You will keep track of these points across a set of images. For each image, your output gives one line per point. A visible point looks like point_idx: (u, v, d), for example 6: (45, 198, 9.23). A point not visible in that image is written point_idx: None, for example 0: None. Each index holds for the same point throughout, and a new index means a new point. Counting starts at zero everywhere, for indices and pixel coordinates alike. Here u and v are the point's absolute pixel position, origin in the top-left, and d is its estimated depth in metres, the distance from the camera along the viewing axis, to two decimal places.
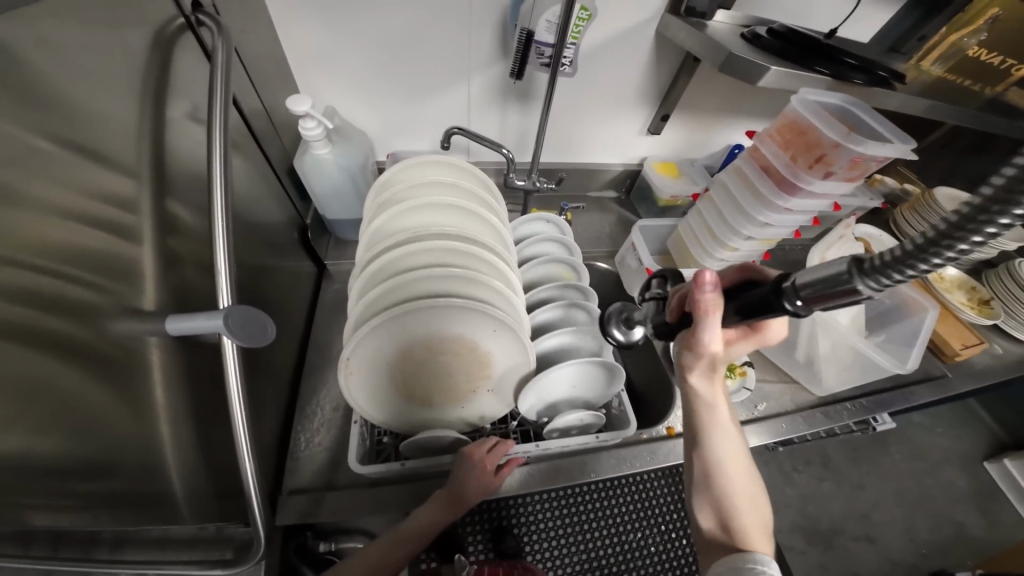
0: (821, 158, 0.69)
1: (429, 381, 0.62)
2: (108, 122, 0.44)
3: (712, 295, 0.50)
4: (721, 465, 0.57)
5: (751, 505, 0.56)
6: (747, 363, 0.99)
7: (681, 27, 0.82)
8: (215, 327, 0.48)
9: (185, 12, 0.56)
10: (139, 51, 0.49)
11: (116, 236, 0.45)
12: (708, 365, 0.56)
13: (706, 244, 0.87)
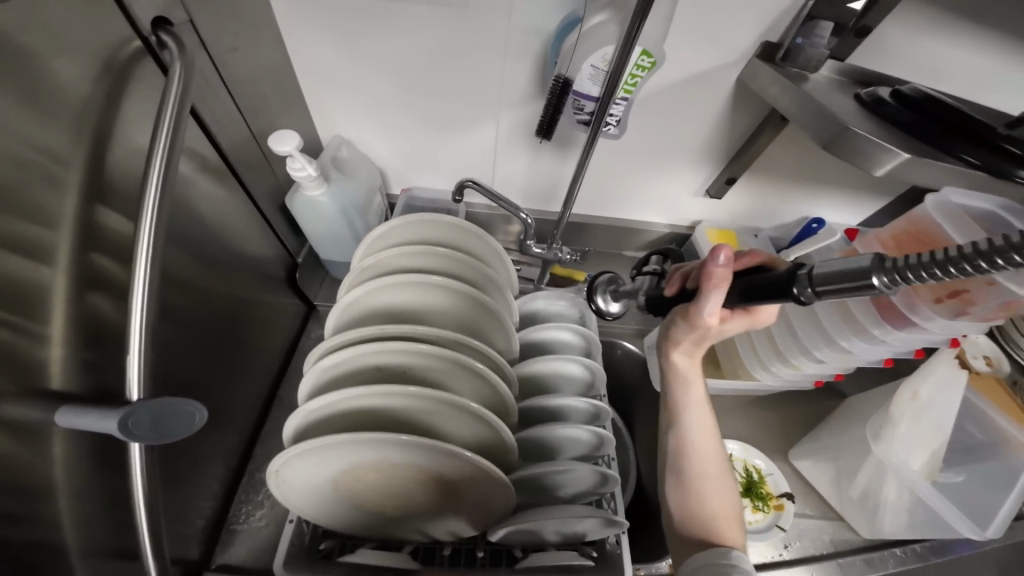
0: (961, 295, 0.48)
1: (383, 497, 0.52)
2: (18, 172, 0.35)
3: (724, 268, 0.45)
4: (688, 437, 0.55)
5: (717, 489, 0.53)
6: (786, 495, 0.78)
7: (772, 79, 0.65)
8: (110, 431, 0.38)
9: (145, 33, 0.44)
10: (85, 81, 0.39)
11: (7, 304, 0.35)
12: (695, 349, 0.53)
13: (761, 353, 0.68)
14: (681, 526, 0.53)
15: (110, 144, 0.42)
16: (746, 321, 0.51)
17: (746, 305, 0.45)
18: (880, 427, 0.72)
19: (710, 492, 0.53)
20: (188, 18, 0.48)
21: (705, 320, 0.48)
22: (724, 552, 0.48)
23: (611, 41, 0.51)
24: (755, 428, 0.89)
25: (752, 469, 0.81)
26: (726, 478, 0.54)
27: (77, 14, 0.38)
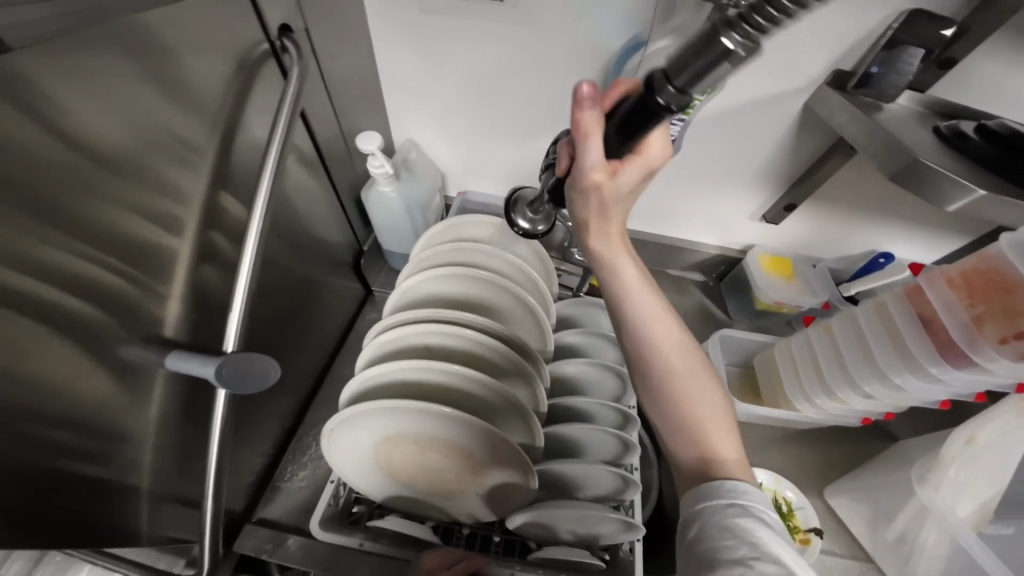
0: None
1: (416, 470, 0.56)
2: (167, 146, 0.43)
3: (590, 110, 0.43)
4: (658, 358, 0.50)
5: (704, 406, 0.49)
6: (814, 528, 0.74)
7: (842, 107, 0.64)
8: (207, 375, 0.46)
9: (271, 37, 0.52)
10: (223, 75, 0.47)
11: (145, 257, 0.44)
12: (604, 216, 0.48)
13: (806, 385, 0.67)
14: (683, 469, 0.48)
15: (234, 126, 0.51)
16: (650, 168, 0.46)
17: (630, 137, 0.41)
18: (926, 470, 0.66)
19: (695, 410, 0.48)
20: (305, 28, 0.56)
21: (588, 176, 0.44)
22: (710, 514, 0.43)
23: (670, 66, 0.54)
24: (793, 465, 0.85)
25: (781, 500, 0.77)
26: (703, 373, 0.50)
27: (226, 20, 0.46)
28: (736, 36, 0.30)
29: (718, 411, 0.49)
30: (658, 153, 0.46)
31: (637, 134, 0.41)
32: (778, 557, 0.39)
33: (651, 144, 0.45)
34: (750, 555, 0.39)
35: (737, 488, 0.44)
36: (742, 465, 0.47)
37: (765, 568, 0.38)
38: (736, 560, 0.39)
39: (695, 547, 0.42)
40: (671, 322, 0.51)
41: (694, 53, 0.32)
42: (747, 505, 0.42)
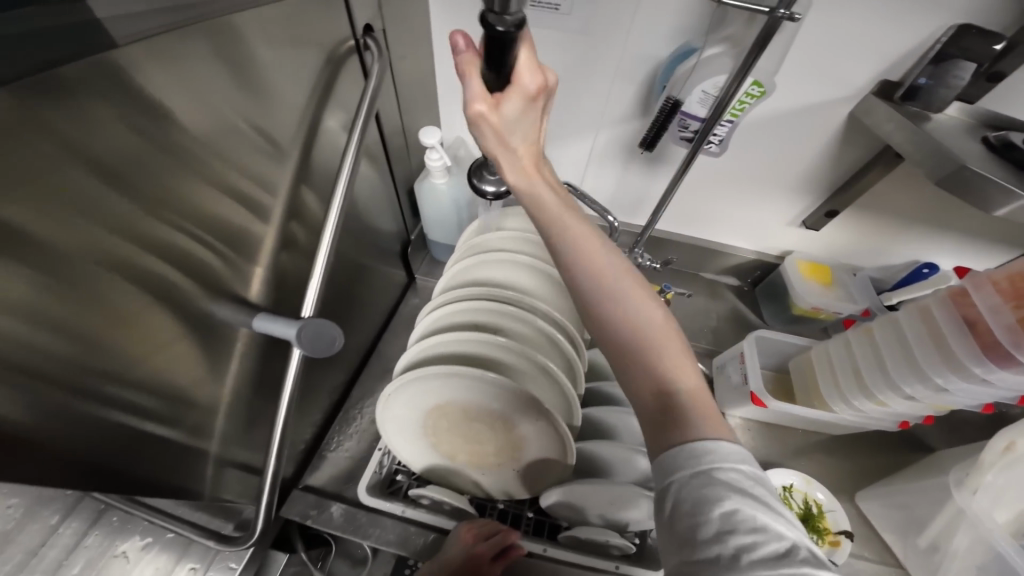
0: None
1: (459, 442, 0.59)
2: (267, 123, 0.48)
3: (466, 51, 0.41)
4: (591, 285, 0.42)
5: (650, 332, 0.40)
6: (845, 531, 0.74)
7: (889, 116, 0.65)
8: (288, 335, 0.50)
9: (357, 35, 0.58)
10: (315, 67, 0.53)
11: (240, 224, 0.49)
12: (507, 150, 0.47)
13: (845, 387, 0.68)
14: (646, 417, 0.38)
15: (318, 114, 0.56)
16: (528, 95, 0.43)
17: (500, 68, 0.39)
18: (965, 475, 0.66)
19: (642, 341, 0.39)
20: (383, 29, 0.62)
21: (470, 109, 0.42)
22: (678, 486, 0.35)
23: (722, 71, 0.57)
24: (827, 473, 0.84)
25: (811, 502, 0.77)
26: (643, 294, 0.41)
27: (321, 20, 0.52)
28: None
29: (668, 336, 0.40)
30: (534, 77, 0.42)
31: (505, 62, 0.38)
32: (753, 517, 0.32)
33: (527, 63, 0.42)
34: (726, 526, 0.32)
35: (704, 444, 0.35)
36: (704, 394, 0.38)
37: (744, 539, 0.32)
38: (712, 538, 0.32)
39: (671, 529, 0.34)
40: (595, 240, 0.44)
41: None
42: (717, 462, 0.34)
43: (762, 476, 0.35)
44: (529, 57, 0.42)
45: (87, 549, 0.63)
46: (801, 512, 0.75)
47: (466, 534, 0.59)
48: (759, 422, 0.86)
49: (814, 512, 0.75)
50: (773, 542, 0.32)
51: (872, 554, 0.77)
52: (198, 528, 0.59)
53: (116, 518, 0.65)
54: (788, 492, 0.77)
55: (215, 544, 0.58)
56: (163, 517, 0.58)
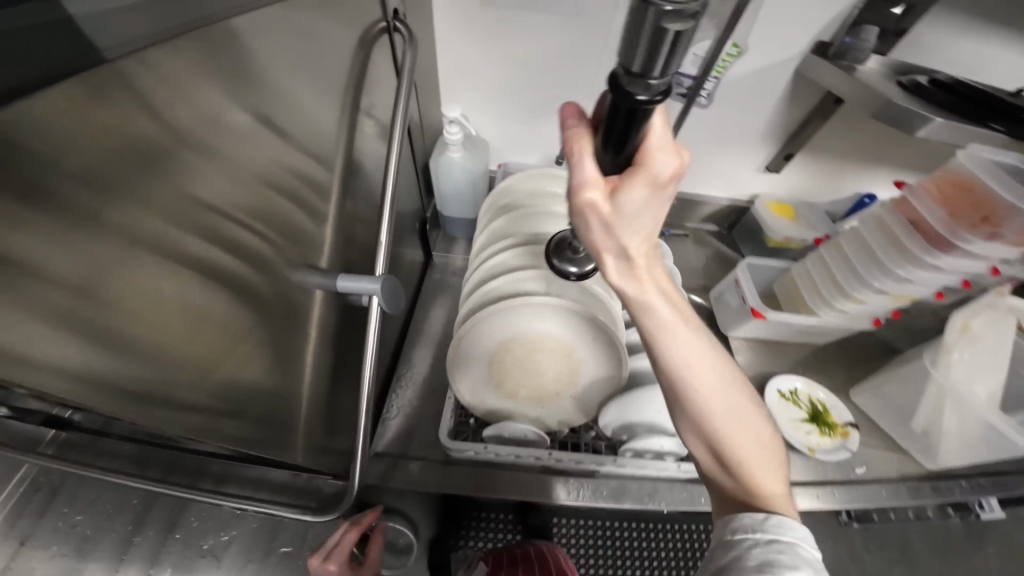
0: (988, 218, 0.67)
1: (525, 377, 0.66)
2: (324, 98, 0.52)
3: (578, 129, 0.40)
4: (704, 392, 0.47)
5: (754, 441, 0.47)
6: (850, 423, 0.90)
7: (830, 70, 0.79)
8: (369, 290, 0.54)
9: (387, 18, 0.63)
10: (354, 49, 0.57)
11: (312, 195, 0.52)
12: (617, 245, 0.43)
13: (826, 293, 0.85)
14: (730, 498, 0.48)
15: (358, 94, 0.60)
16: (652, 183, 0.39)
17: (625, 150, 0.35)
18: (937, 357, 0.84)
19: (743, 445, 0.47)
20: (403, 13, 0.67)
21: (579, 196, 0.40)
22: (750, 545, 0.43)
23: (709, 37, 0.68)
24: (815, 374, 1.00)
25: (817, 403, 0.92)
26: (747, 410, 0.48)
27: (357, 5, 0.56)
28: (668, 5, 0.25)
29: (762, 448, 0.47)
30: (665, 162, 0.39)
31: (630, 138, 0.35)
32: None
33: (658, 149, 0.39)
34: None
35: (784, 523, 0.43)
36: (788, 500, 0.46)
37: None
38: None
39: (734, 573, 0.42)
40: (710, 355, 0.48)
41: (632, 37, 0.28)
42: (792, 542, 0.42)
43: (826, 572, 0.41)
44: (660, 140, 0.39)
45: (173, 550, 0.61)
46: (810, 409, 0.91)
47: (337, 569, 0.59)
48: (758, 341, 1.01)
49: (820, 408, 0.90)
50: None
51: (864, 432, 0.93)
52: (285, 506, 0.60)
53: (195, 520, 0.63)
54: (796, 394, 0.93)
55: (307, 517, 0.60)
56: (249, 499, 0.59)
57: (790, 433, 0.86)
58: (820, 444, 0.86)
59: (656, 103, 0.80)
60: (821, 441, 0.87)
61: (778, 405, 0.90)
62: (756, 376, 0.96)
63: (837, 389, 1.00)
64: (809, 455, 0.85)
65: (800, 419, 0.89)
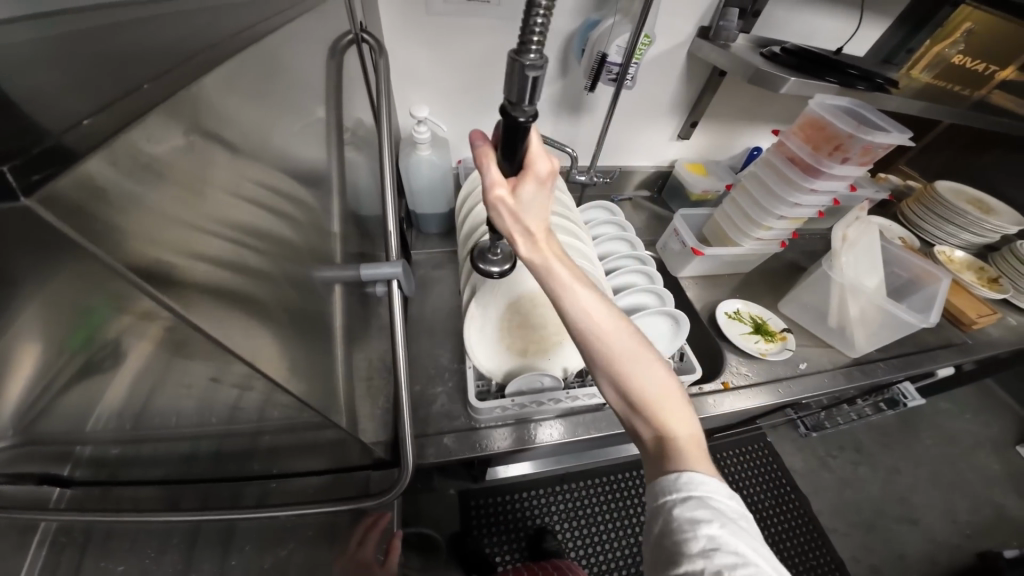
0: (837, 146, 0.89)
1: (530, 331, 0.76)
2: (305, 106, 0.57)
3: (482, 145, 0.54)
4: (611, 351, 0.57)
5: (660, 391, 0.57)
6: (785, 329, 1.11)
7: (711, 48, 0.98)
8: (396, 271, 0.62)
9: (352, 31, 0.70)
10: (324, 60, 0.62)
11: (312, 197, 0.58)
12: (523, 227, 0.56)
13: (742, 226, 1.05)
14: (653, 449, 0.57)
15: (332, 103, 0.65)
16: (539, 179, 0.54)
17: (517, 156, 0.51)
18: (831, 261, 1.07)
19: (651, 399, 0.56)
20: (360, 22, 0.73)
21: (493, 193, 0.54)
22: (672, 506, 0.52)
23: (626, 29, 0.83)
24: (749, 296, 1.22)
25: (757, 318, 1.13)
26: (644, 358, 0.58)
27: (322, 21, 0.61)
28: (533, 48, 0.40)
29: (664, 390, 0.57)
30: (543, 164, 0.54)
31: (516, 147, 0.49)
32: (734, 547, 0.48)
33: (539, 152, 0.53)
34: (710, 547, 0.48)
35: (693, 478, 0.52)
36: (692, 437, 0.56)
37: (723, 558, 0.47)
38: (697, 553, 0.48)
39: (668, 534, 0.51)
40: (614, 319, 0.58)
41: (512, 74, 0.43)
42: (703, 496, 0.51)
43: (736, 514, 0.51)
44: (539, 149, 0.54)
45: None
46: (753, 323, 1.11)
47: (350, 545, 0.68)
48: (701, 279, 1.21)
49: (762, 321, 1.11)
50: (751, 568, 0.46)
51: (796, 335, 1.16)
52: (339, 501, 0.63)
53: (247, 544, 0.63)
54: (739, 313, 1.13)
55: (362, 505, 0.63)
56: (302, 507, 0.60)
57: (742, 343, 1.06)
58: (768, 348, 1.06)
59: (592, 89, 0.94)
60: (767, 346, 1.07)
61: (729, 324, 1.09)
62: (707, 306, 1.15)
63: (769, 304, 1.23)
64: (761, 358, 1.04)
65: (747, 332, 1.09)
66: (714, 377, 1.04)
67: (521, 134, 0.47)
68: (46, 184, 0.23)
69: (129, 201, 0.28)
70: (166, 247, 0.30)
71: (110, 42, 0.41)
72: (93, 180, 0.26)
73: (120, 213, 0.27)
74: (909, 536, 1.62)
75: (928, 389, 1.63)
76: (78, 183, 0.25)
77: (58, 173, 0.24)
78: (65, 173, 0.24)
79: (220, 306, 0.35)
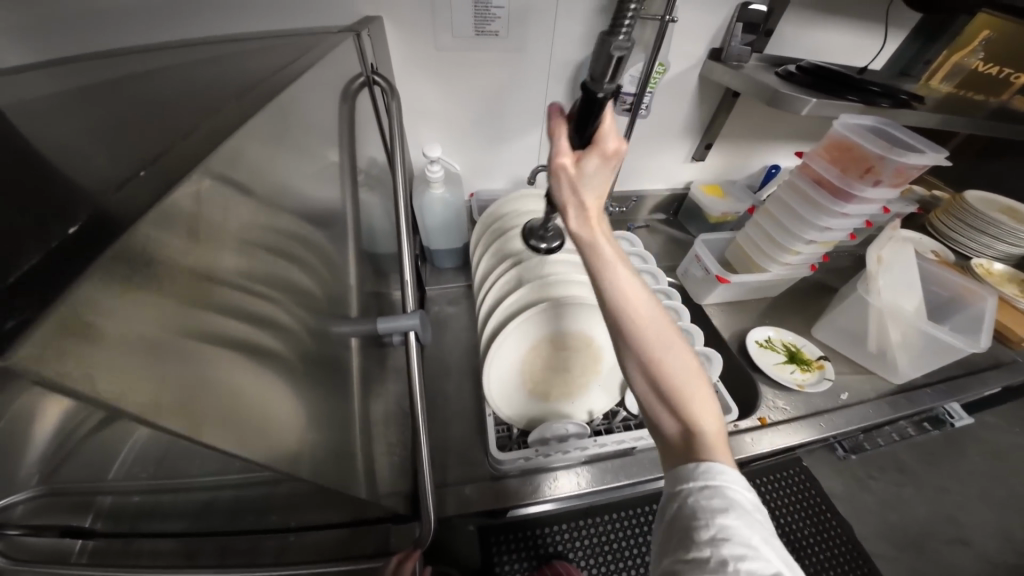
0: (868, 169, 0.85)
1: (551, 375, 0.73)
2: (318, 156, 0.55)
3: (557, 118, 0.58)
4: (648, 332, 0.54)
5: (693, 383, 0.53)
6: (821, 357, 1.06)
7: (724, 70, 0.96)
8: (412, 323, 0.59)
9: (363, 72, 0.69)
10: (337, 104, 0.61)
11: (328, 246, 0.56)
12: (578, 200, 0.57)
13: (770, 251, 1.01)
14: (676, 441, 0.52)
15: (346, 147, 0.65)
16: (604, 155, 0.55)
17: (588, 129, 0.54)
18: (867, 284, 1.02)
19: (683, 387, 0.52)
20: (371, 62, 0.73)
21: (556, 159, 0.56)
22: (687, 494, 0.48)
23: (639, 59, 0.81)
24: (777, 320, 1.17)
25: (790, 345, 1.09)
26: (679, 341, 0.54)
27: (335, 67, 0.61)
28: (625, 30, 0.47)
29: (697, 381, 0.53)
30: (612, 142, 0.55)
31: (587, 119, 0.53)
32: (745, 538, 0.44)
33: (610, 132, 0.55)
34: (719, 536, 0.44)
35: (713, 468, 0.48)
36: (719, 437, 0.51)
37: (732, 549, 0.43)
38: (706, 541, 0.44)
39: (680, 521, 0.48)
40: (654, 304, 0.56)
41: (600, 49, 0.49)
42: (721, 485, 0.47)
43: (753, 507, 0.47)
44: (610, 129, 0.56)
45: None
46: (787, 351, 1.06)
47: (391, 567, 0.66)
48: (727, 305, 1.16)
49: (796, 350, 1.06)
50: (760, 562, 0.42)
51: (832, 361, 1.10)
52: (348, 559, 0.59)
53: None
54: (771, 342, 1.08)
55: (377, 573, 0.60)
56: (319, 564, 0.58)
57: (777, 374, 1.00)
58: (805, 380, 1.01)
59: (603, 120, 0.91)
60: (805, 377, 1.02)
61: (760, 354, 1.05)
62: (734, 333, 1.11)
63: (799, 328, 1.17)
64: (799, 391, 0.98)
65: (781, 362, 1.04)
66: (749, 411, 0.98)
67: (598, 107, 0.52)
68: (22, 333, 0.18)
69: (127, 324, 0.24)
70: (175, 358, 0.26)
71: (121, 107, 0.40)
72: (85, 309, 0.21)
73: (125, 340, 0.23)
74: (970, 567, 1.49)
75: (975, 408, 1.53)
76: (70, 309, 0.21)
77: (38, 315, 0.19)
78: (52, 311, 0.20)
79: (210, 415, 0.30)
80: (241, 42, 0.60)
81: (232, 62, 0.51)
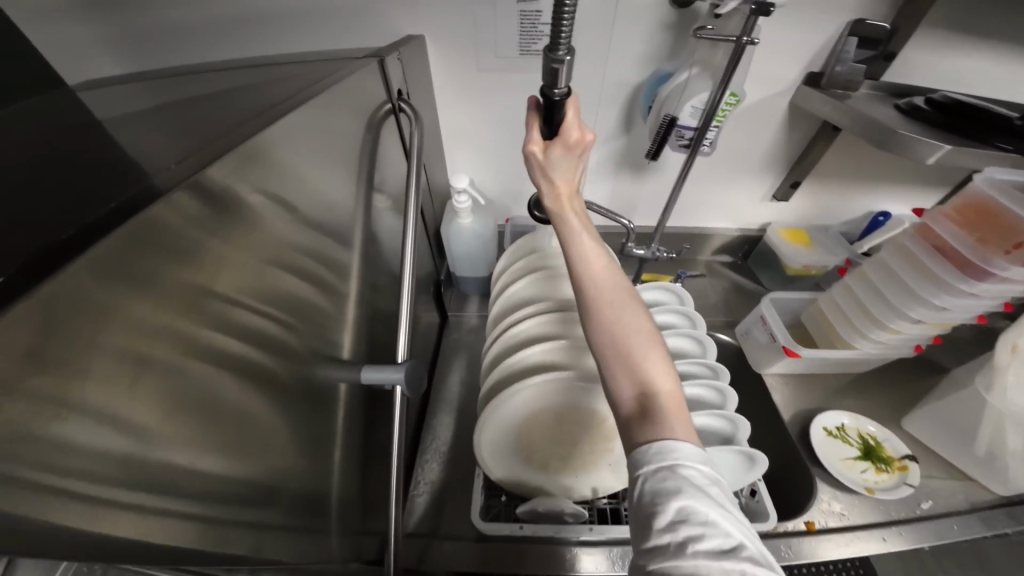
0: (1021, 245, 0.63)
1: (554, 448, 0.64)
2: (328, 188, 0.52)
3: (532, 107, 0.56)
4: (603, 294, 0.49)
5: (649, 348, 0.45)
6: (907, 456, 0.84)
7: (822, 99, 0.79)
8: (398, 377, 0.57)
9: (392, 96, 0.65)
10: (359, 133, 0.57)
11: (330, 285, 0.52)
12: (546, 183, 0.55)
13: (860, 324, 0.83)
14: (627, 413, 0.43)
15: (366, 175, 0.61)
16: (568, 144, 0.53)
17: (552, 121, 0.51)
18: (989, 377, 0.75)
19: (637, 351, 0.45)
20: (405, 87, 0.69)
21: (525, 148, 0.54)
22: (643, 478, 0.39)
23: (705, 88, 0.70)
24: (858, 402, 0.95)
25: (868, 436, 0.87)
26: (634, 302, 0.48)
27: (360, 92, 0.57)
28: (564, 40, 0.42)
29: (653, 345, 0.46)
30: (575, 132, 0.53)
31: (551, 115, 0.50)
32: (703, 515, 0.36)
33: (574, 121, 0.53)
34: (677, 519, 0.36)
35: (665, 445, 0.40)
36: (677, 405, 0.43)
37: (692, 530, 0.35)
38: (665, 527, 0.36)
39: (637, 508, 0.39)
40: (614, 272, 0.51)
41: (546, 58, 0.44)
42: (678, 461, 0.39)
43: (714, 477, 0.39)
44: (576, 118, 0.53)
45: None
46: (861, 445, 0.85)
47: None
48: (792, 375, 0.97)
49: (872, 443, 0.85)
50: (719, 539, 0.35)
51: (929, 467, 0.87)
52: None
53: None
54: (844, 430, 0.88)
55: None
56: None
57: (842, 472, 0.81)
58: (878, 483, 0.81)
59: (656, 155, 0.80)
60: (878, 479, 0.81)
61: (826, 444, 0.86)
62: (797, 411, 0.92)
63: (884, 415, 0.95)
64: (867, 495, 0.79)
65: (851, 457, 0.84)
66: (796, 511, 0.81)
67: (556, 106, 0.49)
68: None
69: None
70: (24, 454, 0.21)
71: (122, 138, 0.40)
72: None
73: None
74: None
75: None
76: None
77: None
78: None
79: (139, 479, 0.27)
80: (276, 65, 0.60)
81: (249, 90, 0.49)
